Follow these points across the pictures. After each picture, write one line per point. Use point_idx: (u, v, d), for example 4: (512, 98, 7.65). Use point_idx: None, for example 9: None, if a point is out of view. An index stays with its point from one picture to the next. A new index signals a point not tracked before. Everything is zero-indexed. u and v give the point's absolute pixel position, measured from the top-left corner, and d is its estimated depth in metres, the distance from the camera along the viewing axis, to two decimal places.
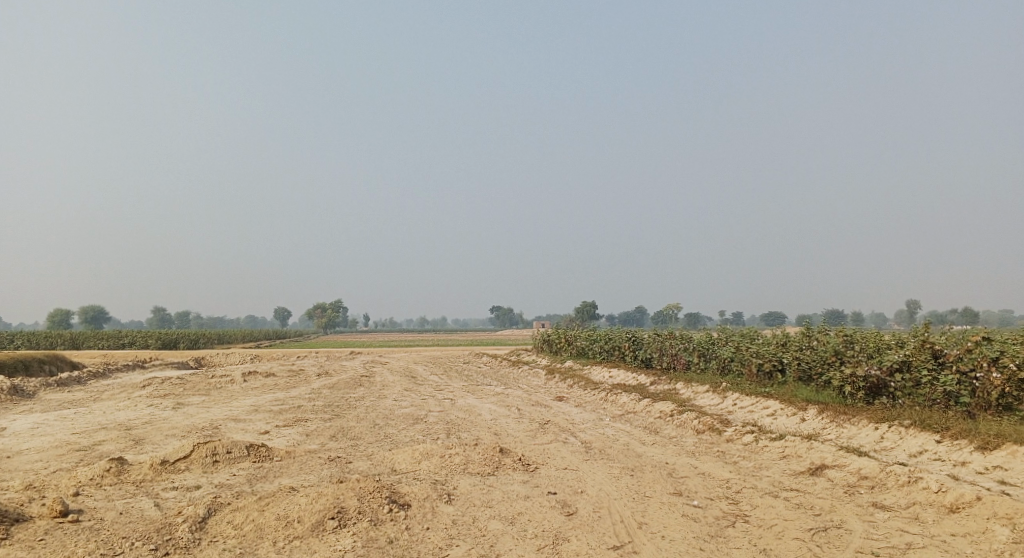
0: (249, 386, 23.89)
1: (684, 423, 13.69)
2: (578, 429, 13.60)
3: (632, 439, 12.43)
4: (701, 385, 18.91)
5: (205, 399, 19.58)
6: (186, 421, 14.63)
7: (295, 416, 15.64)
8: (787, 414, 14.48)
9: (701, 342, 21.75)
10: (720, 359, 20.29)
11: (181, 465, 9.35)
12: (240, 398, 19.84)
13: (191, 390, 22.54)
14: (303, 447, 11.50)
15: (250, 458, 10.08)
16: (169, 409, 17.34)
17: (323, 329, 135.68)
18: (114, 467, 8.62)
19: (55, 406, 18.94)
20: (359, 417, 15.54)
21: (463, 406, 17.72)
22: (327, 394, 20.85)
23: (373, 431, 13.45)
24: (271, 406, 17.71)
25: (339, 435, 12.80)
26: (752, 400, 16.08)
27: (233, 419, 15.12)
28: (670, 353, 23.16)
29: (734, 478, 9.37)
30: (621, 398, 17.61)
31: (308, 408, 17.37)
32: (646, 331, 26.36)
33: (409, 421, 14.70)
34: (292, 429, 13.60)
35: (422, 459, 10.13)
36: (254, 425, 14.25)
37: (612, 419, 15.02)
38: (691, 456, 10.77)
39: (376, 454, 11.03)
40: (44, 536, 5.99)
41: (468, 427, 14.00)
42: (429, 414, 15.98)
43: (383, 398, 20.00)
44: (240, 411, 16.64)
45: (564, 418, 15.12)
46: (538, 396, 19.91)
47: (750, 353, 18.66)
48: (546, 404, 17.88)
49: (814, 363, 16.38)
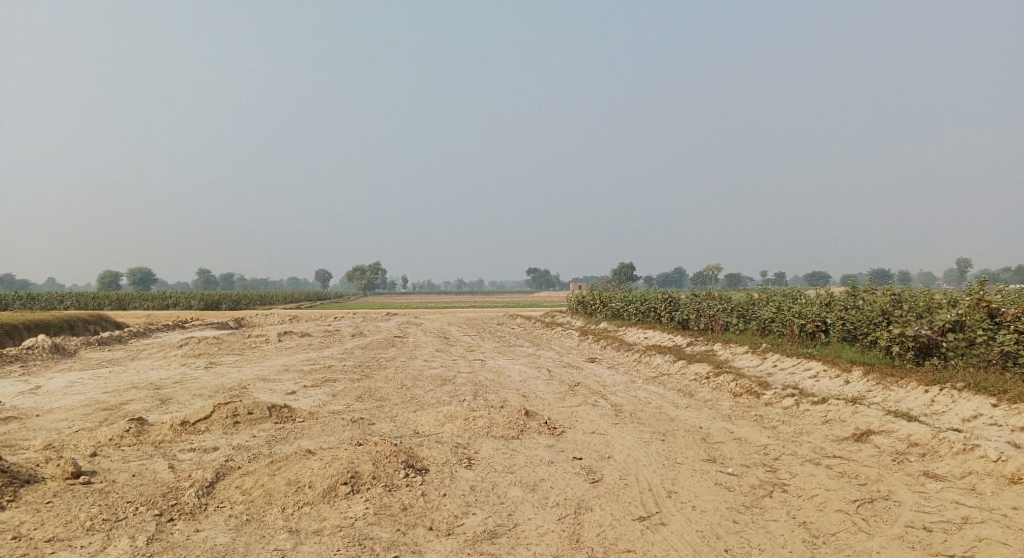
0: (284, 345, 24.18)
1: (721, 386, 13.12)
2: (609, 392, 13.18)
3: (665, 402, 11.94)
4: (740, 346, 18.25)
5: (239, 359, 19.81)
6: (216, 382, 14.74)
7: (324, 377, 15.61)
8: (830, 376, 13.80)
9: (741, 303, 20.96)
10: (760, 320, 19.52)
11: (201, 426, 9.50)
12: (272, 358, 20.02)
13: (227, 350, 22.89)
14: (328, 408, 11.37)
15: (272, 419, 10.10)
16: (203, 369, 17.58)
17: (362, 291, 137.45)
18: (134, 428, 9.01)
19: (97, 365, 19.46)
20: (388, 378, 15.42)
21: (494, 367, 17.45)
22: (359, 355, 20.87)
23: (400, 392, 13.27)
24: (302, 366, 17.78)
25: (365, 396, 12.66)
26: (794, 362, 15.41)
27: (262, 379, 15.19)
28: (708, 314, 22.44)
29: (773, 445, 8.80)
30: (655, 360, 17.11)
31: (338, 368, 17.37)
32: (683, 292, 25.62)
33: (437, 383, 14.48)
34: (320, 389, 13.53)
35: (445, 422, 9.85)
36: (282, 385, 14.26)
37: (645, 381, 14.54)
38: (727, 421, 10.21)
39: (400, 415, 10.81)
40: (52, 498, 6.00)
41: (496, 388, 13.73)
42: (458, 375, 15.76)
43: (414, 358, 19.88)
44: (271, 371, 16.74)
45: (595, 380, 14.70)
46: (571, 357, 19.52)
47: (792, 313, 17.86)
48: (578, 365, 17.50)
49: (860, 323, 15.55)
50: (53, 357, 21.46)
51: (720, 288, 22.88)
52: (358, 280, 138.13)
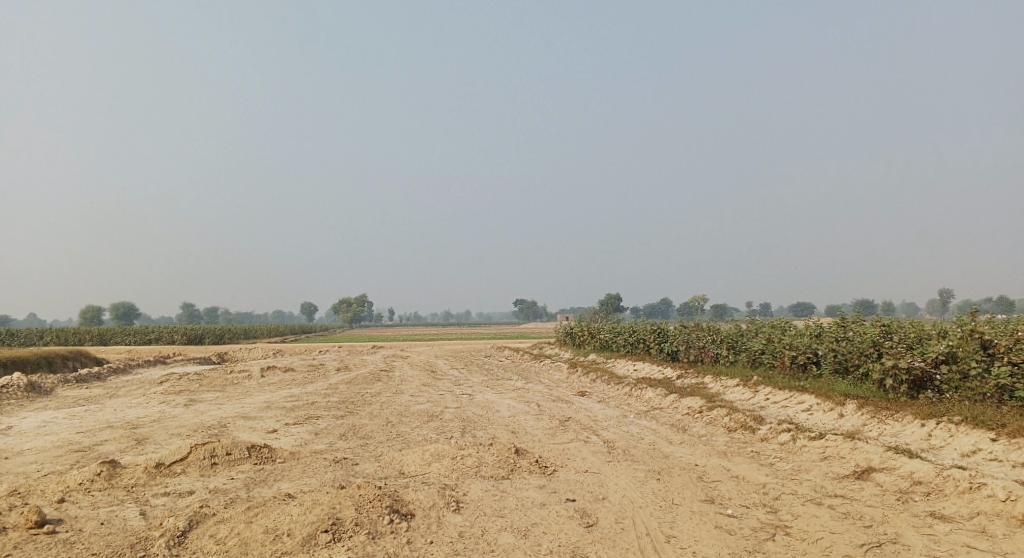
0: (266, 381, 23.63)
1: (714, 421, 12.84)
2: (600, 428, 12.85)
3: (658, 438, 11.64)
4: (731, 379, 18.04)
5: (219, 395, 19.25)
6: (194, 421, 14.23)
7: (307, 413, 15.14)
8: (824, 410, 13.58)
9: (730, 334, 20.80)
10: (750, 351, 19.36)
11: (177, 469, 9.05)
12: (254, 394, 19.50)
13: (207, 386, 22.29)
14: (310, 447, 10.95)
15: (252, 459, 9.68)
16: (181, 407, 17.03)
17: (348, 324, 136.20)
18: (105, 472, 8.57)
19: (70, 403, 18.81)
20: (373, 414, 14.99)
21: (482, 402, 17.07)
22: (343, 390, 20.40)
23: (385, 429, 12.87)
24: (285, 402, 17.30)
25: (349, 434, 12.24)
26: (786, 395, 15.19)
27: (243, 416, 14.72)
28: (697, 346, 22.25)
29: (772, 483, 8.51)
30: (646, 393, 16.82)
31: (321, 404, 16.90)
32: (671, 323, 25.46)
33: (424, 419, 14.09)
34: (302, 427, 13.08)
35: (432, 462, 9.48)
36: (263, 423, 13.79)
37: (637, 416, 14.24)
38: (723, 458, 9.92)
39: (385, 454, 10.41)
40: (11, 551, 5.58)
41: (484, 424, 13.36)
42: (445, 410, 15.36)
43: (400, 393, 19.44)
44: (252, 407, 16.26)
45: (586, 415, 14.37)
46: (560, 391, 19.18)
47: (783, 345, 17.69)
48: (568, 399, 17.17)
49: (851, 355, 15.41)
50: (25, 395, 20.76)
51: (709, 319, 22.74)
52: (344, 312, 136.97)
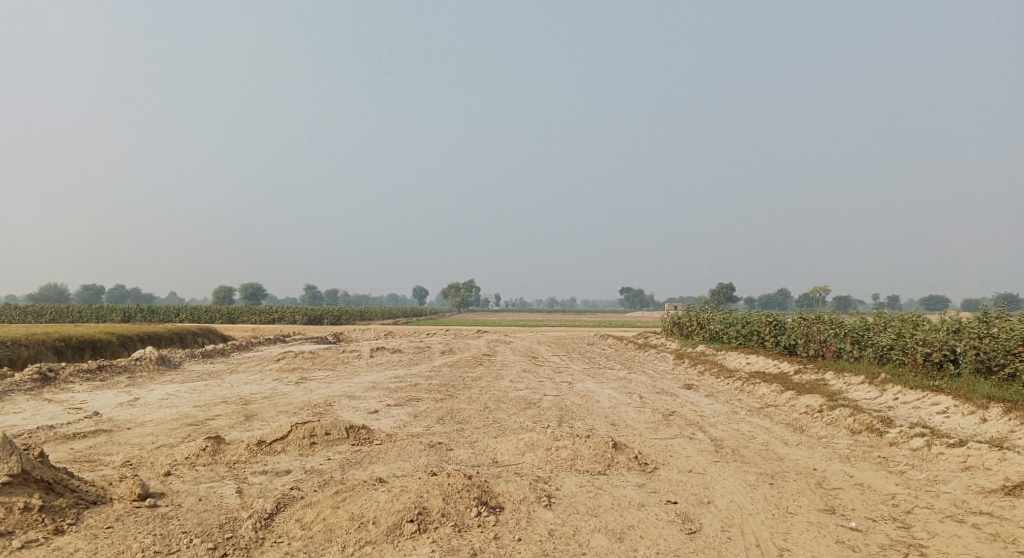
0: (374, 361, 24.43)
1: (836, 422, 11.63)
2: (707, 424, 12.05)
3: (772, 439, 10.69)
4: (855, 376, 16.46)
5: (328, 375, 20.02)
6: (302, 399, 14.82)
7: (407, 395, 15.34)
8: (964, 413, 11.97)
9: (855, 328, 19.00)
10: (877, 347, 17.59)
11: (277, 447, 9.55)
12: (360, 373, 20.16)
13: (319, 365, 23.33)
14: (407, 430, 10.99)
15: (349, 440, 9.94)
16: (292, 384, 17.87)
17: (456, 308, 139.64)
18: (210, 447, 9.18)
19: (195, 378, 20.32)
20: (472, 399, 14.95)
21: (582, 391, 16.60)
22: (445, 373, 20.66)
23: (482, 414, 12.73)
24: (388, 383, 17.70)
25: (445, 418, 12.20)
26: (919, 395, 13.58)
27: (347, 396, 15.17)
28: (818, 340, 20.54)
29: (903, 494, 7.40)
30: (759, 389, 15.65)
31: (422, 386, 17.11)
32: (789, 315, 23.69)
33: (521, 406, 13.83)
34: (401, 409, 13.24)
35: (526, 452, 9.17)
36: (366, 403, 14.11)
37: (748, 413, 13.25)
38: (846, 463, 8.89)
39: (480, 441, 10.23)
40: (112, 523, 5.95)
41: (583, 414, 12.92)
42: (544, 398, 15.04)
43: (500, 378, 19.38)
44: (357, 387, 16.74)
45: (691, 410, 13.55)
46: (664, 383, 18.32)
47: (915, 340, 15.84)
48: (672, 392, 16.37)
49: (997, 354, 13.56)
50: (159, 369, 22.69)
51: (831, 311, 20.90)
52: (452, 297, 140.46)
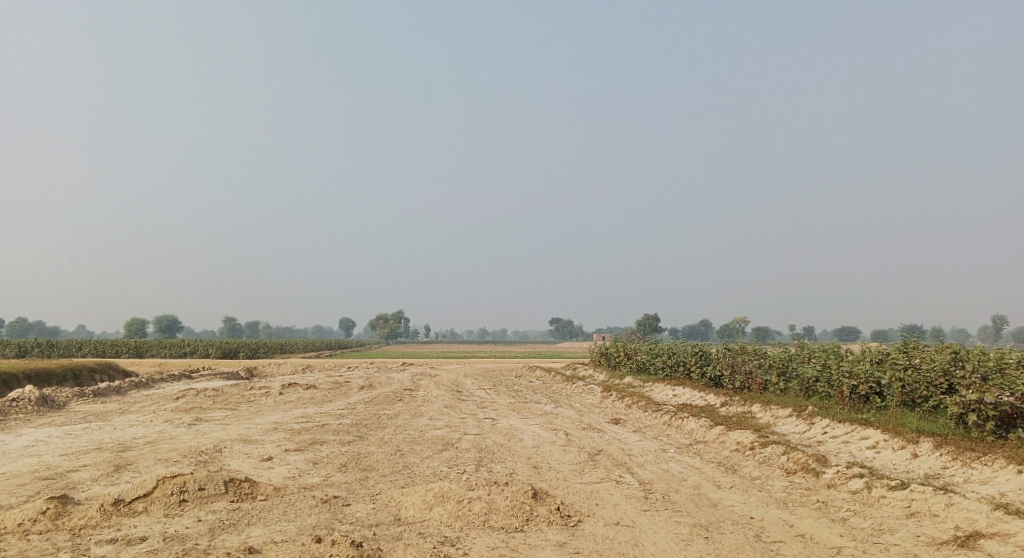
0: (284, 399, 22.59)
1: (768, 461, 11.06)
2: (635, 464, 11.24)
3: (703, 481, 9.98)
4: (782, 409, 16.18)
5: (229, 415, 18.14)
6: (190, 445, 13.10)
7: (312, 438, 13.86)
8: (894, 448, 11.73)
9: (778, 359, 18.87)
10: (802, 379, 17.44)
11: (139, 507, 7.94)
12: (265, 413, 18.40)
13: (221, 404, 21.27)
14: (302, 481, 9.61)
15: (227, 496, 8.48)
16: (184, 426, 16.00)
17: (383, 340, 136.08)
18: (52, 510, 7.52)
19: (76, 420, 18.02)
20: (384, 440, 13.64)
21: (505, 428, 15.55)
22: (360, 411, 19.17)
23: (392, 459, 11.50)
24: (294, 424, 16.12)
25: (349, 465, 10.87)
26: (847, 429, 13.31)
27: (242, 441, 13.54)
28: (743, 371, 20.34)
29: (849, 548, 6.73)
30: (687, 423, 15.05)
31: (332, 427, 15.63)
32: (713, 345, 23.54)
33: (437, 448, 12.65)
34: (301, 455, 11.80)
35: (434, 506, 8.03)
36: (262, 449, 12.56)
37: (678, 450, 12.57)
38: (783, 510, 8.22)
39: (384, 492, 9.01)
40: None
41: (503, 456, 11.88)
42: (462, 438, 13.90)
43: (418, 416, 18.10)
44: (257, 430, 15.10)
45: (619, 448, 12.74)
46: (591, 418, 17.51)
47: (841, 372, 15.71)
48: (599, 428, 15.58)
49: (921, 386, 13.48)
50: (37, 409, 20.15)
51: (755, 342, 20.80)
52: (380, 329, 136.67)
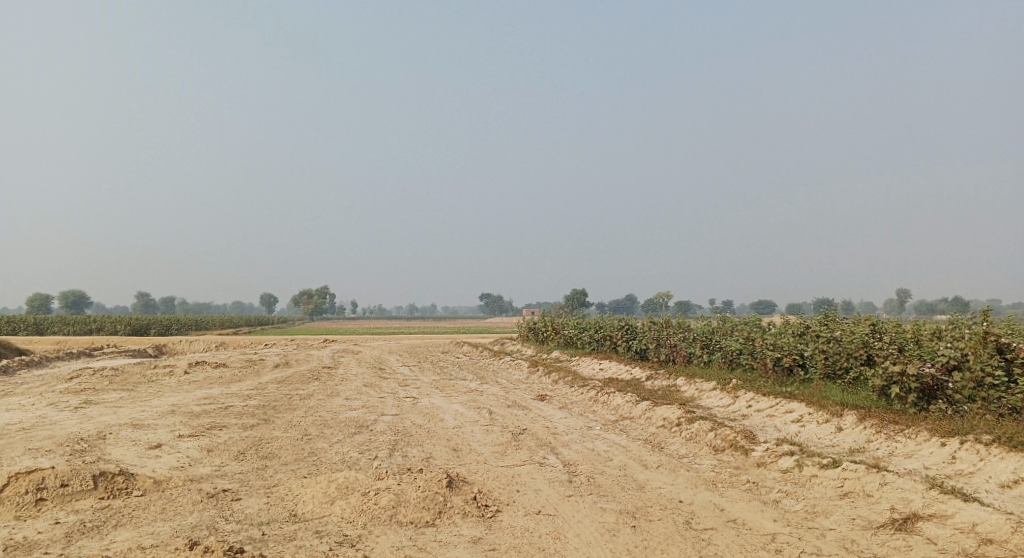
0: (189, 378, 20.91)
1: (696, 438, 10.73)
2: (560, 444, 10.68)
3: (630, 461, 9.51)
4: (706, 382, 16.08)
5: (122, 396, 16.42)
6: (67, 431, 11.58)
7: (211, 422, 12.58)
8: (818, 421, 11.66)
9: (702, 332, 18.81)
10: (725, 352, 17.43)
11: None
12: (164, 394, 16.83)
13: (117, 384, 19.40)
14: (188, 472, 8.43)
15: (96, 493, 7.14)
16: (66, 410, 14.31)
17: (308, 315, 132.05)
18: None
19: None
20: (291, 423, 12.56)
21: (426, 407, 14.72)
22: (271, 390, 17.88)
23: (297, 444, 10.49)
24: (194, 406, 14.73)
25: (247, 453, 9.77)
26: (772, 403, 13.25)
27: (130, 425, 12.14)
28: (668, 344, 20.26)
29: (784, 534, 6.35)
30: (613, 399, 14.65)
31: (236, 409, 14.37)
32: (639, 319, 23.42)
33: (349, 431, 11.67)
34: (194, 442, 10.59)
35: (337, 499, 7.14)
36: (150, 435, 11.23)
37: (604, 428, 12.12)
38: (713, 491, 7.80)
39: (282, 483, 8.04)
40: None
41: (421, 438, 11.07)
42: (379, 419, 12.96)
43: (334, 395, 17.03)
44: (150, 413, 13.66)
45: (544, 427, 12.15)
46: (516, 394, 16.95)
47: (764, 345, 15.69)
48: (524, 405, 15.03)
49: (841, 358, 13.55)
50: None
51: (680, 316, 20.74)
52: (303, 305, 132.33)
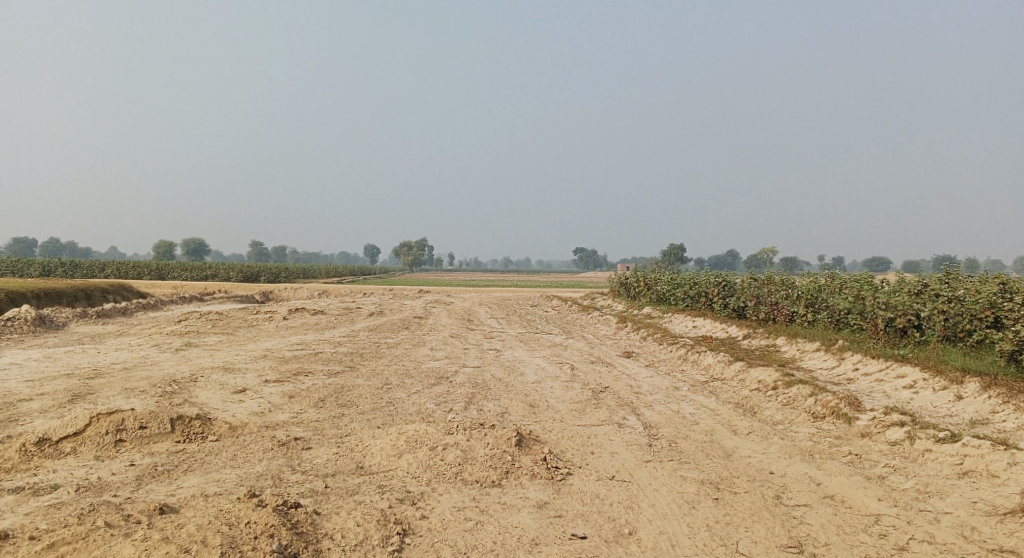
0: (287, 325, 21.86)
1: (793, 403, 9.83)
2: (643, 404, 10.12)
3: (717, 425, 8.82)
4: (809, 342, 14.87)
5: (223, 341, 17.34)
6: (167, 373, 12.25)
7: (298, 368, 12.95)
8: (934, 388, 10.42)
9: (807, 289, 17.38)
10: (832, 311, 16.02)
11: (66, 449, 7.04)
12: (261, 340, 17.62)
13: (222, 329, 20.56)
14: (266, 420, 8.64)
15: (173, 436, 7.56)
16: (172, 352, 15.24)
17: (407, 267, 136.29)
18: None
19: (68, 342, 17.43)
20: (374, 371, 12.70)
21: (507, 361, 14.52)
22: (361, 339, 18.31)
23: (375, 393, 10.54)
24: (286, 352, 15.28)
25: (326, 400, 9.91)
26: (882, 366, 12.01)
27: (224, 369, 12.70)
28: (768, 302, 18.95)
29: (891, 517, 5.55)
30: (704, 358, 13.84)
31: (324, 356, 14.75)
32: (738, 275, 22.07)
33: (428, 381, 11.63)
34: (278, 387, 10.89)
35: (404, 453, 6.99)
36: (240, 379, 11.67)
37: (691, 388, 11.41)
38: (810, 464, 7.02)
39: (354, 433, 8.01)
40: None
41: (498, 393, 10.85)
42: (459, 371, 12.88)
43: (419, 345, 17.19)
44: (244, 357, 14.27)
45: (627, 385, 11.61)
46: (602, 350, 16.43)
47: (876, 304, 14.22)
48: (609, 361, 14.52)
49: (967, 318, 12.00)
50: (34, 330, 19.61)
51: (783, 272, 19.29)
52: (402, 257, 136.56)
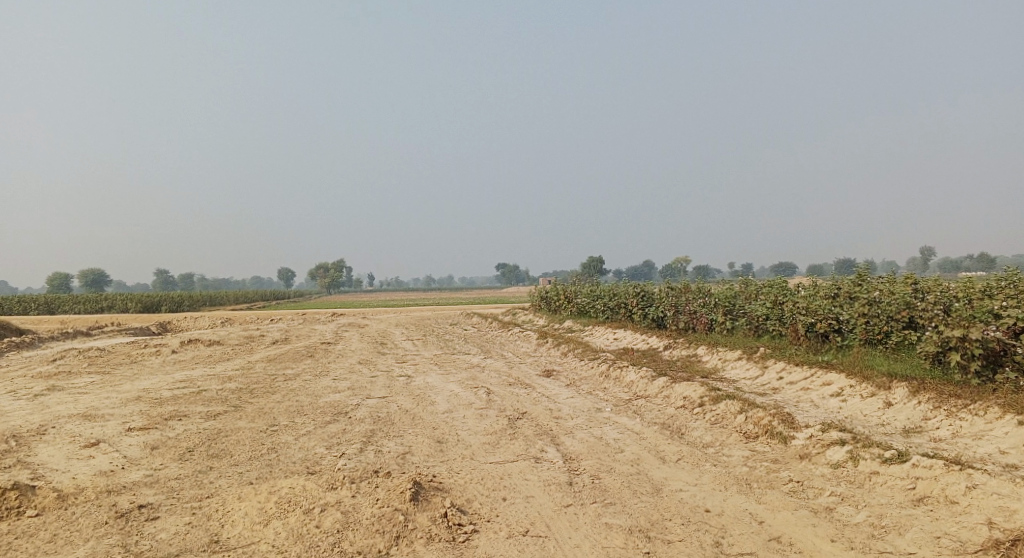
0: (177, 358, 19.65)
1: (722, 422, 9.12)
2: (563, 432, 9.13)
3: (645, 453, 7.94)
4: (731, 351, 14.42)
5: (94, 382, 15.15)
6: (6, 426, 10.24)
7: (173, 411, 11.20)
8: (862, 396, 10.01)
9: (724, 297, 17.07)
10: (750, 317, 15.72)
11: None
12: (140, 378, 15.53)
13: (97, 368, 18.15)
14: (110, 482, 7.03)
15: None
16: (25, 398, 13.04)
17: (325, 290, 131.73)
18: None
19: None
20: (263, 410, 11.14)
21: (418, 388, 13.25)
22: (257, 371, 16.51)
23: (258, 437, 9.05)
24: (165, 391, 13.38)
25: (195, 451, 8.36)
26: (806, 374, 11.58)
27: (80, 417, 10.78)
28: (687, 311, 18.54)
29: None
30: (627, 374, 13.07)
31: (210, 394, 12.97)
32: (656, 284, 21.71)
33: (324, 419, 10.21)
34: (140, 438, 9.19)
35: (273, 519, 5.67)
36: (95, 429, 9.84)
37: (615, 410, 10.54)
38: (749, 496, 6.20)
39: (216, 494, 6.58)
40: None
41: (403, 428, 9.59)
42: (361, 403, 11.49)
43: (322, 374, 15.64)
44: (111, 401, 12.31)
45: (546, 410, 10.62)
46: (521, 370, 15.43)
47: (794, 309, 13.94)
48: (528, 382, 13.52)
49: (883, 321, 11.78)
50: None
51: (700, 279, 18.97)
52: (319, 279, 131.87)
